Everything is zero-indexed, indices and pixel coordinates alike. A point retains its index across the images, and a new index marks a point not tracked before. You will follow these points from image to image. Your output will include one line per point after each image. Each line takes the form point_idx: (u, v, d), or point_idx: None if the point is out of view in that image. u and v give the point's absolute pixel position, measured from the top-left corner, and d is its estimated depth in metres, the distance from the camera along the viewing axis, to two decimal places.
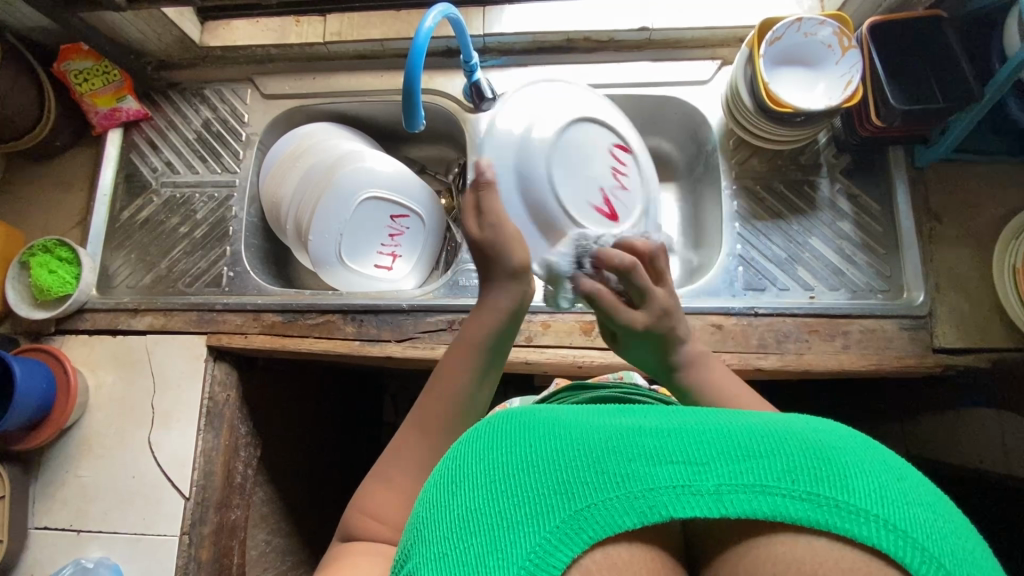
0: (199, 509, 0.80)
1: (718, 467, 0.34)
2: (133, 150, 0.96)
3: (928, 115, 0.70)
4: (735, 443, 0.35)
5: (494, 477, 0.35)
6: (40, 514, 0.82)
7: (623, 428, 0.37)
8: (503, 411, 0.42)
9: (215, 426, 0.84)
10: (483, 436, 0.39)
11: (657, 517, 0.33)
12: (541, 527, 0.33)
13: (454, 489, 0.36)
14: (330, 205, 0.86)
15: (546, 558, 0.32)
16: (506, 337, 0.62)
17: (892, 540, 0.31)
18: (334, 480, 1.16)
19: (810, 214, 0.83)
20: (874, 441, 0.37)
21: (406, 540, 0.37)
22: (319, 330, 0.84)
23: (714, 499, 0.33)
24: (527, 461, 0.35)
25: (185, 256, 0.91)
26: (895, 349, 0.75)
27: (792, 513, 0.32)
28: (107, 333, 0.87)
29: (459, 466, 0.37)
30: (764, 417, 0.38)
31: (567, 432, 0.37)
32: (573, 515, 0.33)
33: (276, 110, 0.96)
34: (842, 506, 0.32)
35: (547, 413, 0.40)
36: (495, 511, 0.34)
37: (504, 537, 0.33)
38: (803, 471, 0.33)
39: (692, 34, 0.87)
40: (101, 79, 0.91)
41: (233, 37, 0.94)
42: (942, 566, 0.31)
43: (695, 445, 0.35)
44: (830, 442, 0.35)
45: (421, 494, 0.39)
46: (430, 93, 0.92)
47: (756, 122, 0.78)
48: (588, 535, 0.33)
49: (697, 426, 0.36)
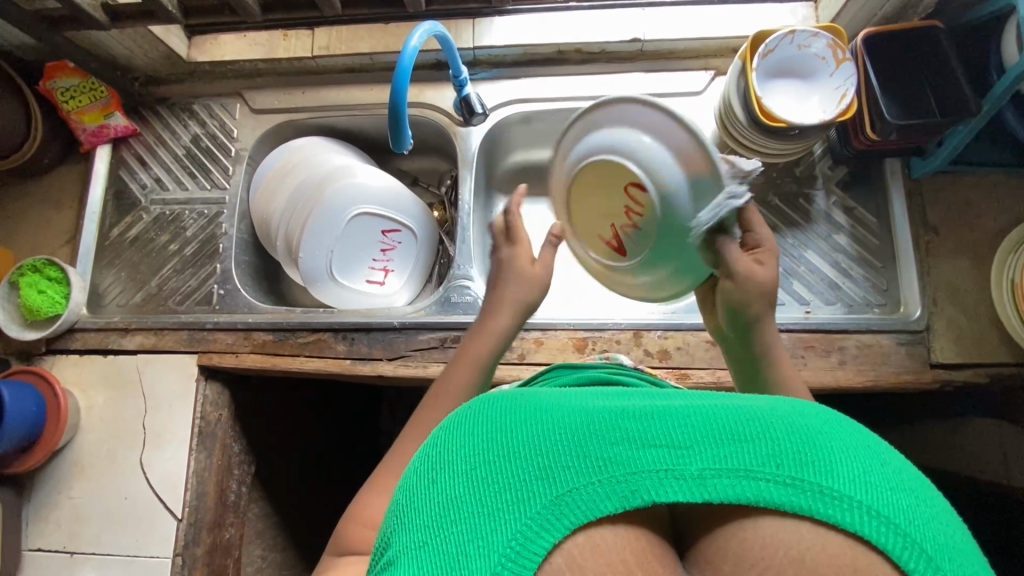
0: (192, 530, 0.80)
1: (701, 450, 0.33)
2: (122, 166, 0.96)
3: (924, 129, 0.69)
4: (718, 427, 0.34)
5: (474, 464, 0.34)
6: (32, 535, 0.81)
7: (606, 412, 0.36)
8: (484, 396, 0.41)
9: (207, 446, 0.83)
10: (465, 422, 0.38)
11: (639, 502, 0.32)
12: (522, 513, 0.31)
13: (434, 478, 0.34)
14: (320, 217, 0.85)
15: (527, 545, 0.31)
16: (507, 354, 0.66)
17: (874, 526, 0.30)
18: (332, 494, 1.15)
19: (805, 228, 0.82)
20: (859, 425, 0.36)
21: (387, 531, 0.36)
22: (310, 349, 0.83)
23: (698, 483, 0.32)
24: (508, 447, 0.34)
25: (175, 275, 0.91)
26: (893, 365, 0.74)
27: (776, 498, 0.32)
28: (98, 353, 0.86)
29: (440, 453, 0.36)
30: (749, 400, 0.37)
31: (551, 416, 0.36)
32: (555, 500, 0.32)
33: (265, 125, 0.95)
34: (826, 492, 0.31)
35: (530, 398, 0.39)
36: (477, 498, 0.32)
37: (485, 525, 0.31)
38: (789, 456, 0.32)
39: (684, 45, 0.86)
40: (88, 95, 0.90)
41: (220, 52, 0.93)
42: (924, 552, 0.30)
43: (678, 428, 0.34)
44: (816, 426, 0.34)
45: (400, 482, 0.37)
46: (418, 106, 0.91)
47: (749, 136, 0.77)
48: (570, 520, 0.32)
49: (680, 409, 0.36)
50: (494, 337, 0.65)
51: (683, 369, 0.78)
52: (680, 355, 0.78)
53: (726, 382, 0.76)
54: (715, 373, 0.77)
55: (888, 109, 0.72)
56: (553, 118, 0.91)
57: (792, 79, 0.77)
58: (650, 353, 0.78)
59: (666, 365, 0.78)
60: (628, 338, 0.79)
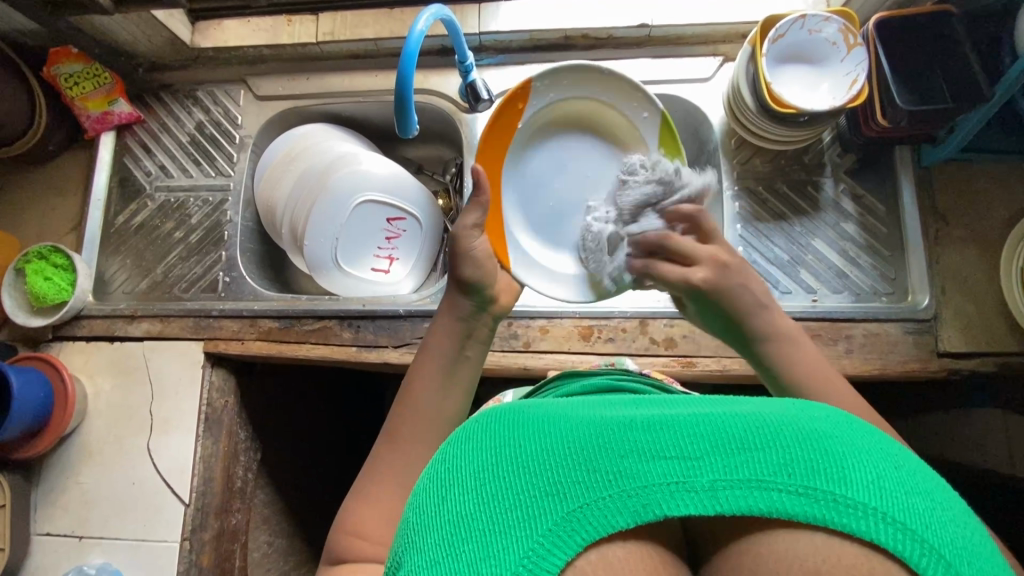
0: (199, 515, 0.81)
1: (712, 461, 0.33)
2: (126, 154, 0.95)
3: (935, 116, 0.69)
4: (728, 436, 0.33)
5: (483, 480, 0.34)
6: (41, 520, 0.82)
7: (614, 422, 0.36)
8: (491, 410, 0.41)
9: (214, 433, 0.83)
10: (473, 437, 0.38)
11: (651, 516, 0.32)
12: (533, 530, 0.32)
13: (442, 495, 0.34)
14: (324, 208, 0.85)
15: (540, 562, 0.31)
16: (466, 343, 0.62)
17: (891, 534, 0.30)
18: (336, 480, 1.16)
19: (814, 216, 0.82)
20: (870, 428, 0.36)
21: (398, 549, 0.36)
22: (315, 336, 0.83)
23: (710, 495, 0.32)
24: (518, 461, 0.34)
25: (181, 262, 0.91)
26: (900, 354, 0.74)
27: (789, 509, 0.31)
28: (104, 340, 0.86)
29: (448, 469, 0.36)
30: (758, 406, 0.37)
31: (558, 429, 0.36)
32: (566, 516, 0.32)
33: (269, 112, 0.94)
34: (840, 501, 0.31)
35: (537, 409, 0.39)
36: (487, 515, 0.32)
37: (496, 542, 0.31)
38: (800, 464, 0.32)
39: (692, 31, 0.85)
40: (91, 82, 0.90)
41: (225, 38, 0.92)
42: (942, 558, 0.30)
43: (688, 438, 0.34)
44: (826, 431, 0.34)
45: (410, 500, 0.38)
46: (424, 93, 0.90)
47: (758, 122, 0.77)
48: (581, 537, 0.32)
49: (689, 418, 0.35)
50: (448, 326, 0.62)
51: (688, 356, 0.77)
52: (687, 343, 0.78)
53: (732, 370, 0.75)
54: (721, 361, 0.77)
55: (900, 95, 0.71)
56: None
57: (800, 64, 0.76)
58: (656, 341, 0.78)
59: (672, 353, 0.78)
60: (634, 326, 0.79)
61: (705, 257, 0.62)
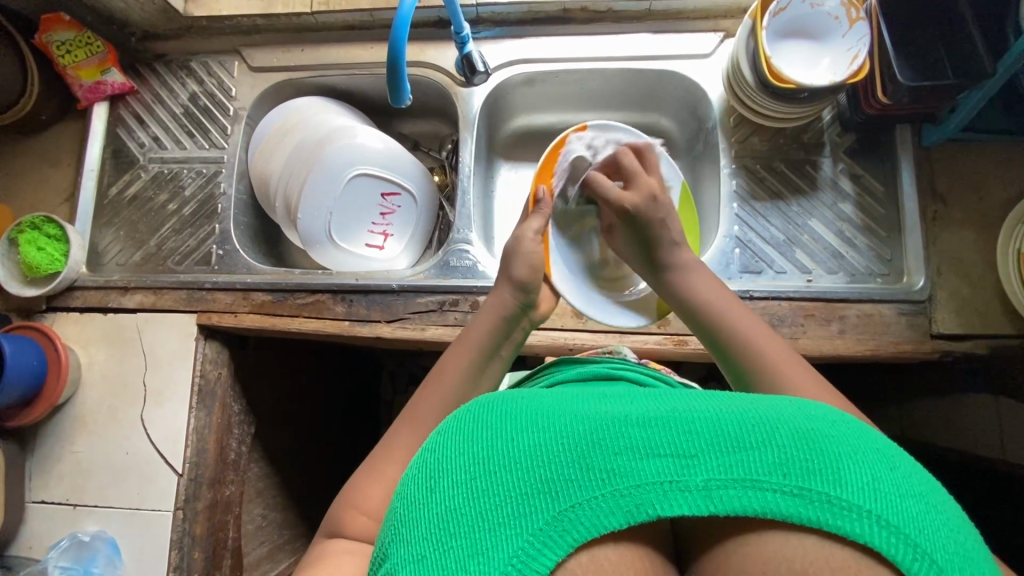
0: (192, 485, 0.81)
1: (707, 459, 0.32)
2: (120, 125, 0.95)
3: (937, 92, 0.68)
4: (723, 434, 0.33)
5: (473, 474, 0.34)
6: (36, 488, 0.83)
7: (608, 417, 0.35)
8: (483, 399, 0.40)
9: (207, 404, 0.84)
10: (464, 428, 0.37)
11: (644, 516, 0.32)
12: (524, 529, 0.32)
13: (433, 487, 0.34)
14: (319, 181, 0.84)
15: (529, 562, 0.31)
16: (504, 340, 0.64)
17: (884, 537, 0.30)
18: (328, 455, 1.17)
19: (811, 196, 0.81)
20: (868, 426, 0.36)
21: (385, 542, 0.36)
22: (308, 310, 0.83)
23: (703, 496, 0.32)
24: (509, 457, 0.34)
25: (174, 235, 0.90)
26: (893, 335, 0.74)
27: (783, 510, 0.31)
28: (97, 311, 0.86)
29: (438, 462, 0.36)
30: (754, 401, 0.37)
31: (551, 422, 0.35)
32: (557, 516, 0.32)
33: (264, 84, 0.93)
34: (834, 503, 0.31)
35: (530, 402, 0.38)
36: (477, 512, 0.32)
37: (486, 540, 0.31)
38: (796, 465, 0.32)
39: (693, 5, 0.84)
40: (84, 50, 0.89)
41: (218, 7, 0.91)
42: (933, 563, 0.30)
43: (682, 435, 0.33)
44: (822, 429, 0.34)
45: (399, 491, 0.37)
46: (419, 66, 0.89)
47: (756, 98, 0.76)
48: (573, 537, 0.32)
49: (684, 414, 0.35)
50: (491, 323, 0.63)
51: (681, 336, 0.76)
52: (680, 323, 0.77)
53: None
54: None
55: (901, 69, 0.71)
56: (560, 79, 0.89)
57: (800, 40, 0.76)
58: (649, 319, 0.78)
59: (665, 331, 0.77)
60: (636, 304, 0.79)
61: (644, 182, 0.69)
